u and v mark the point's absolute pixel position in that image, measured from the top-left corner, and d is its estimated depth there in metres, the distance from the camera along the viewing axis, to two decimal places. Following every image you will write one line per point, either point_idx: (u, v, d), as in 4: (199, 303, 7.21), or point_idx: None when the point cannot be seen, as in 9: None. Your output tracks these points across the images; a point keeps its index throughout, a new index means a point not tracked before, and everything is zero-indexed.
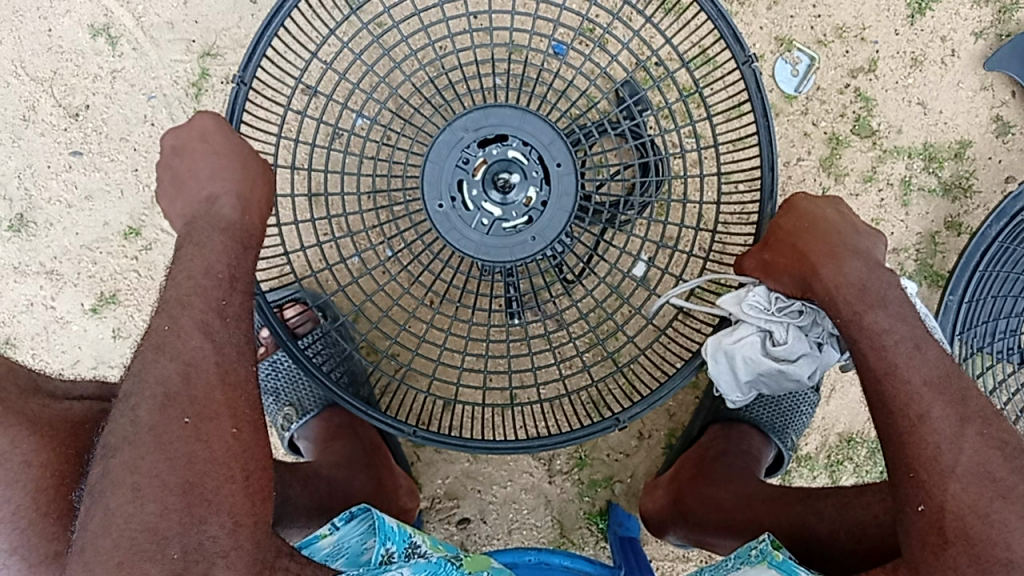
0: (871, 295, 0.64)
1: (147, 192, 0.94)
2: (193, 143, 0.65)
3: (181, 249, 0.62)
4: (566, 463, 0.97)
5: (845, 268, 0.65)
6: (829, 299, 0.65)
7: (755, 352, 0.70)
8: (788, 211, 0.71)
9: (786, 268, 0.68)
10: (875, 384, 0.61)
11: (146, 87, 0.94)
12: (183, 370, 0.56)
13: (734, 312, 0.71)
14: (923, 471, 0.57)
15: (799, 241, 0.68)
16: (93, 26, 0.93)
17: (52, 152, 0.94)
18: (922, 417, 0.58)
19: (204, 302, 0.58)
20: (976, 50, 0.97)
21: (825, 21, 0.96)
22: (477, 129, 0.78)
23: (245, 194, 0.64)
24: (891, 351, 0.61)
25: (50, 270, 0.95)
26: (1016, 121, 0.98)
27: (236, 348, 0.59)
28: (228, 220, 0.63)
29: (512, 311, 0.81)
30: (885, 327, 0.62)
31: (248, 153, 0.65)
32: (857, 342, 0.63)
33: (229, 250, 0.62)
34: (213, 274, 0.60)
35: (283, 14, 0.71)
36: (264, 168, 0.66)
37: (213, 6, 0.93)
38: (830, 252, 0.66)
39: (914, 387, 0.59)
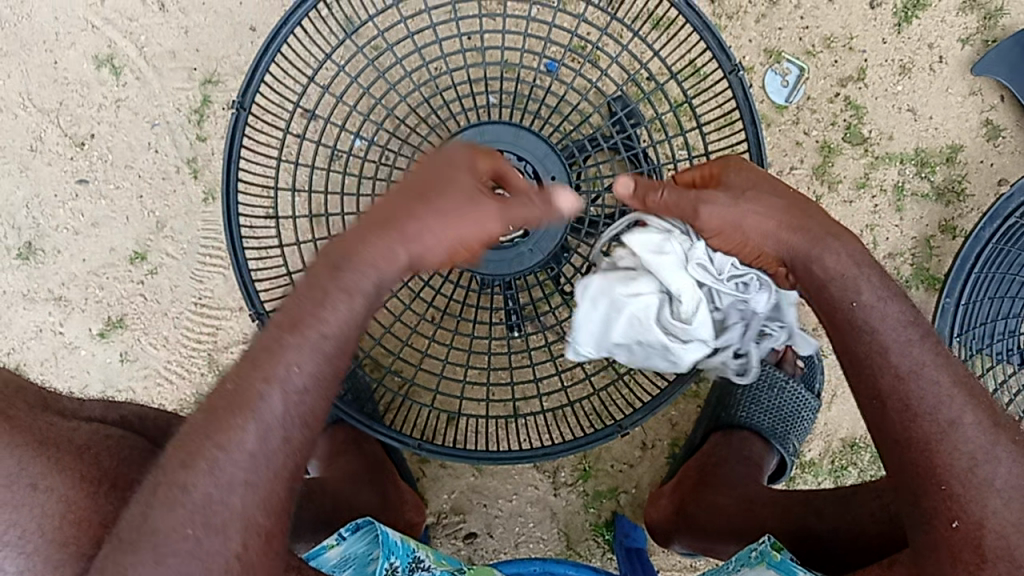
0: (890, 283, 0.57)
1: (152, 218, 0.96)
2: (439, 159, 0.60)
3: (311, 280, 0.56)
4: (570, 475, 0.98)
5: (854, 246, 0.58)
6: (843, 279, 0.57)
7: (648, 309, 0.66)
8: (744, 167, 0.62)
9: (769, 234, 0.59)
10: (895, 385, 0.55)
11: (150, 115, 0.96)
12: (215, 458, 0.50)
13: (653, 256, 0.65)
14: (957, 484, 0.53)
15: (792, 207, 0.59)
16: (97, 57, 0.95)
17: (59, 181, 0.96)
18: (953, 424, 0.54)
19: (270, 371, 0.53)
20: (964, 56, 0.98)
21: (814, 32, 0.98)
22: (472, 146, 0.80)
23: (397, 241, 0.56)
24: (914, 348, 0.56)
25: (59, 296, 0.96)
26: (1006, 124, 0.99)
27: (283, 434, 0.52)
28: (354, 266, 0.55)
29: (513, 324, 0.82)
30: (908, 320, 0.56)
31: (452, 199, 0.57)
32: (876, 337, 0.56)
33: (336, 311, 0.54)
34: (301, 332, 0.54)
35: (279, 43, 0.74)
36: (449, 221, 0.57)
37: (213, 35, 0.95)
38: (833, 226, 0.59)
39: (943, 388, 0.55)
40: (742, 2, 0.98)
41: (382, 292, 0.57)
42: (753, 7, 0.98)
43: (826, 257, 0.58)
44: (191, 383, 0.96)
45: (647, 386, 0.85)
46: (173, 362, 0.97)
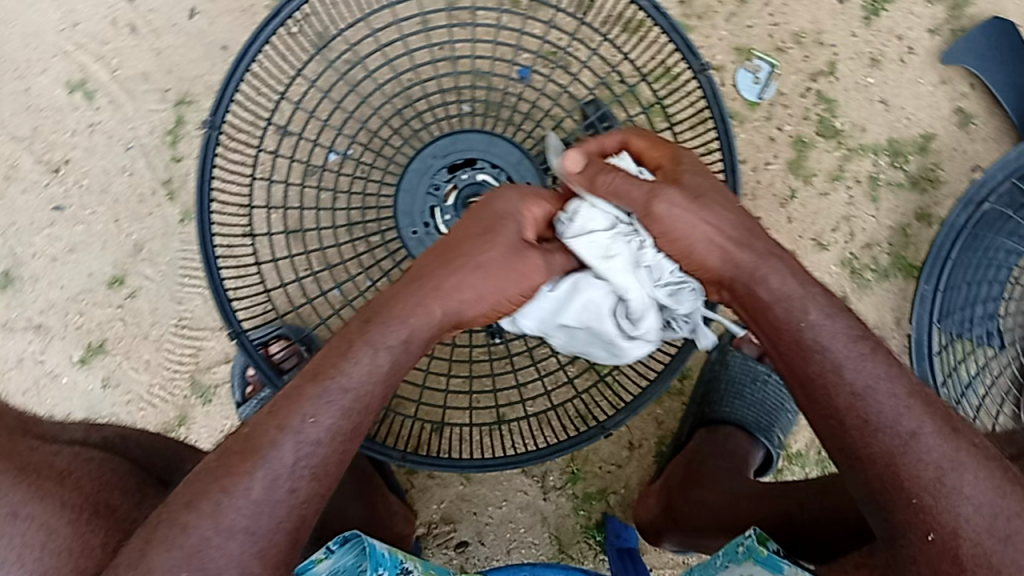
0: (833, 300, 0.59)
1: (130, 241, 0.96)
2: (481, 212, 0.65)
3: (344, 339, 0.58)
4: (559, 479, 0.98)
5: (795, 265, 0.60)
6: (788, 301, 0.58)
7: (596, 301, 0.66)
8: (695, 167, 0.65)
9: (713, 247, 0.61)
10: (853, 404, 0.54)
11: (125, 138, 0.96)
12: (219, 500, 0.50)
13: (607, 248, 0.64)
14: (928, 496, 0.50)
15: (735, 222, 0.61)
16: (70, 82, 0.95)
17: (35, 208, 0.96)
18: (914, 435, 0.52)
19: (279, 417, 0.54)
20: (933, 46, 0.99)
21: (783, 28, 0.99)
22: (446, 156, 0.80)
23: (438, 296, 0.61)
24: (872, 359, 0.55)
25: (39, 324, 0.96)
26: (978, 112, 0.99)
27: (289, 485, 0.52)
28: (392, 322, 0.59)
29: (494, 331, 0.82)
30: (857, 333, 0.56)
31: (490, 251, 0.63)
32: (828, 355, 0.56)
33: (363, 367, 0.57)
34: (319, 382, 0.56)
35: (248, 61, 0.74)
36: (490, 274, 0.62)
37: (186, 56, 0.95)
38: (774, 244, 0.61)
39: (897, 399, 0.53)
40: (710, 2, 0.99)
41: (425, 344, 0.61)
42: (722, 7, 0.99)
43: (767, 271, 0.59)
44: (174, 405, 0.95)
45: (628, 384, 0.86)
46: (155, 386, 0.96)
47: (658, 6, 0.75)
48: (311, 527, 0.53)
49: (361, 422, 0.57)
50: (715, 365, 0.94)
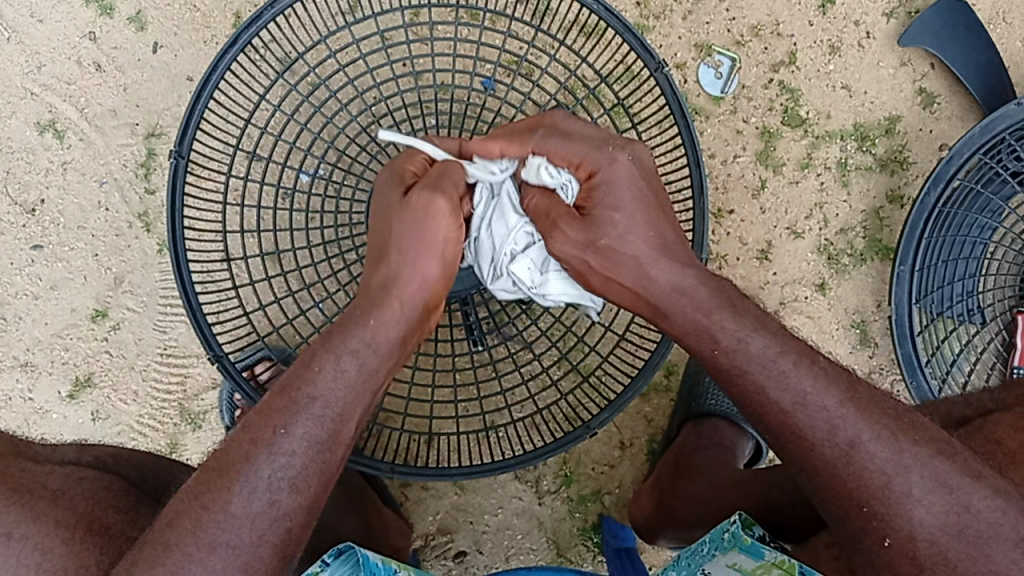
0: (745, 318, 0.57)
1: (110, 275, 0.96)
2: (384, 192, 0.66)
3: (313, 359, 0.58)
4: (553, 483, 0.98)
5: (699, 293, 0.58)
6: (697, 331, 0.58)
7: (484, 247, 0.69)
8: (648, 179, 0.60)
9: (607, 287, 0.61)
10: (785, 421, 0.54)
11: (98, 173, 0.96)
12: (198, 515, 0.52)
13: (515, 216, 0.67)
14: (878, 505, 0.51)
15: (630, 264, 0.59)
16: (40, 122, 0.96)
17: (14, 249, 0.96)
18: (853, 444, 0.53)
19: (254, 431, 0.55)
20: (890, 29, 1.00)
21: (740, 23, 1.00)
22: None
23: (388, 286, 0.61)
24: (794, 378, 0.55)
25: (25, 362, 0.97)
26: (940, 91, 1.01)
27: (267, 498, 0.53)
28: (356, 328, 0.59)
29: (475, 339, 0.82)
30: (775, 352, 0.56)
31: (405, 213, 0.62)
32: (748, 376, 0.56)
33: (337, 380, 0.57)
34: (291, 396, 0.56)
35: (209, 90, 0.75)
36: (422, 235, 0.62)
37: (152, 88, 0.96)
38: (679, 273, 0.58)
39: (832, 412, 0.54)
40: (667, 1, 1.00)
41: (396, 333, 0.60)
42: (679, 5, 1.00)
43: (677, 299, 0.58)
44: (166, 433, 0.96)
45: (612, 383, 0.87)
46: (145, 416, 0.97)
47: (609, 7, 0.76)
48: (301, 539, 0.55)
49: (340, 430, 0.57)
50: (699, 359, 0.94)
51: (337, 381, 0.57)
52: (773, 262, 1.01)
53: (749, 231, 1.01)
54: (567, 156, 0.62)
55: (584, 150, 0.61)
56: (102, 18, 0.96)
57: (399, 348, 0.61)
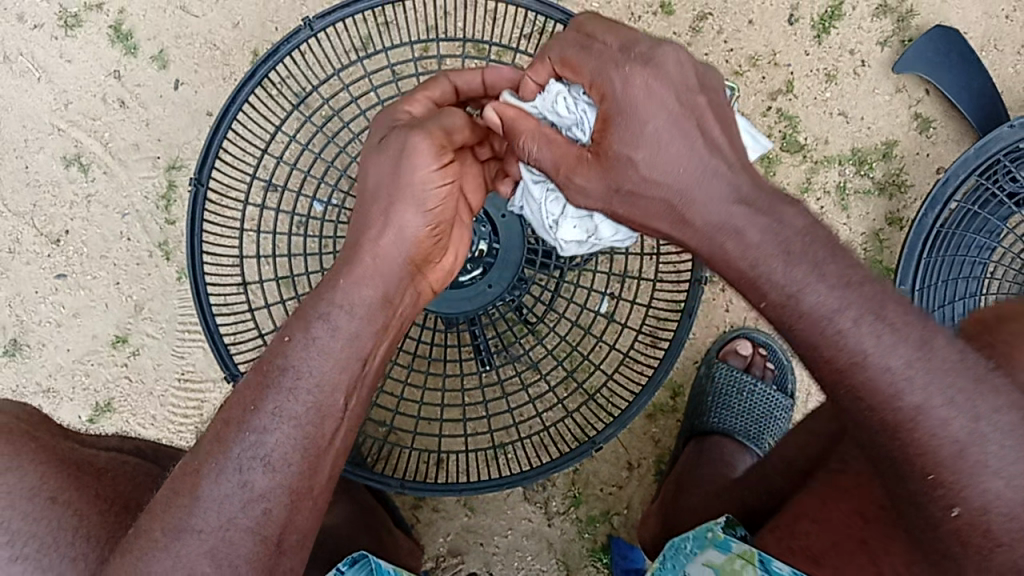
0: (799, 259, 0.50)
1: (131, 302, 1.00)
2: (369, 142, 0.67)
3: (292, 325, 0.61)
4: (562, 504, 0.99)
5: (747, 230, 0.52)
6: (754, 278, 0.51)
7: (533, 223, 0.69)
8: (676, 98, 0.56)
9: (646, 226, 0.58)
10: (838, 380, 0.48)
11: (121, 205, 1.00)
12: (171, 498, 0.54)
13: (536, 190, 0.66)
14: (947, 473, 0.45)
15: (665, 198, 0.55)
16: (66, 157, 1.01)
17: (39, 278, 1.00)
18: (920, 409, 0.45)
19: (226, 419, 0.57)
20: (885, 58, 1.04)
21: (737, 53, 1.04)
22: None
23: (364, 244, 0.63)
24: (851, 337, 0.47)
25: (47, 388, 0.99)
26: (935, 116, 1.03)
27: (241, 480, 0.55)
28: (330, 290, 0.62)
29: (483, 359, 0.85)
30: (831, 307, 0.48)
31: (381, 167, 0.63)
32: (798, 333, 0.50)
33: (310, 348, 0.60)
34: (267, 371, 0.59)
35: (228, 121, 0.79)
36: (395, 188, 0.63)
37: (173, 123, 1.01)
38: (719, 202, 0.53)
39: (895, 374, 0.46)
40: (668, 34, 1.03)
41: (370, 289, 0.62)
42: (679, 38, 1.03)
43: (722, 236, 0.53)
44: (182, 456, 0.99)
45: (623, 395, 0.89)
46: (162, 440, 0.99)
47: None
48: (281, 524, 0.56)
49: (318, 399, 0.59)
50: (702, 379, 0.96)
51: (309, 347, 0.60)
52: None
53: None
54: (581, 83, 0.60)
55: (591, 70, 0.58)
56: (128, 58, 1.01)
57: (377, 307, 0.63)
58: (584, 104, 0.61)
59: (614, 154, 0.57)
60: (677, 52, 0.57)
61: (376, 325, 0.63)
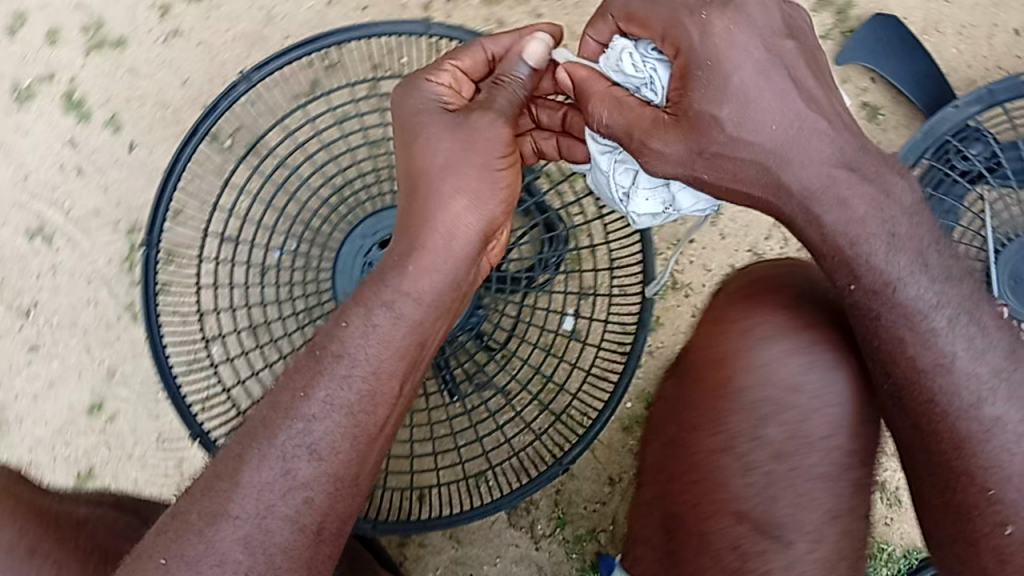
0: (901, 240, 0.62)
1: (103, 367, 1.01)
2: (416, 121, 0.72)
3: (353, 312, 0.68)
4: (547, 526, 0.98)
5: (840, 200, 0.62)
6: (848, 235, 0.62)
7: (602, 192, 0.76)
8: (763, 48, 0.63)
9: (736, 193, 0.65)
10: (925, 381, 0.61)
11: (86, 272, 1.02)
12: (228, 489, 0.63)
13: (607, 165, 0.72)
14: (1008, 491, 0.60)
15: (766, 163, 0.63)
16: (29, 230, 1.02)
17: (13, 352, 1.01)
18: (997, 422, 0.60)
19: (276, 415, 0.65)
20: (827, 51, 1.04)
21: None
22: (373, 235, 0.88)
23: (421, 229, 0.70)
24: (945, 344, 0.61)
25: (30, 460, 1.00)
26: (883, 103, 1.04)
27: (288, 467, 0.63)
28: (405, 275, 0.69)
29: (451, 390, 0.85)
30: (937, 301, 0.61)
31: (438, 151, 0.70)
32: (880, 316, 0.62)
33: (395, 325, 0.68)
34: (341, 355, 0.67)
35: (175, 179, 0.81)
36: (450, 173, 0.70)
37: (131, 187, 1.02)
38: (811, 158, 0.62)
39: (984, 381, 0.61)
40: None
41: (438, 270, 0.69)
42: None
43: (822, 196, 0.62)
44: None
45: (588, 402, 0.92)
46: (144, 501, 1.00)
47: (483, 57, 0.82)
48: (326, 508, 0.64)
49: (375, 386, 0.67)
50: None
51: (367, 334, 0.67)
52: None
53: (712, 257, 1.01)
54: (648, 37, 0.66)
55: (664, 22, 0.64)
56: (81, 126, 1.03)
57: (442, 290, 0.69)
58: (654, 63, 0.66)
59: (695, 111, 0.63)
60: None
61: (440, 307, 0.70)
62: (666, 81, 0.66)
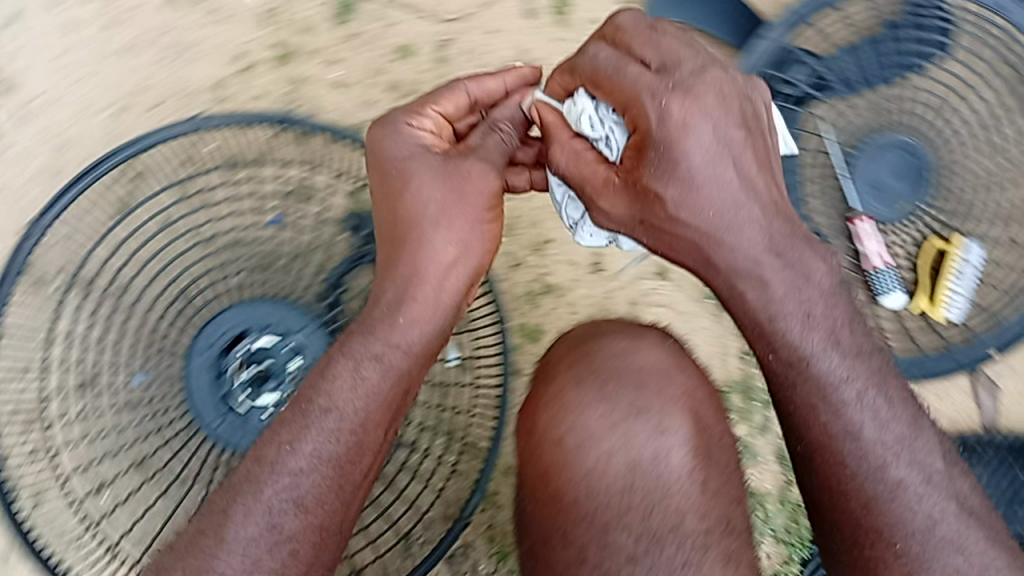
0: (825, 321, 0.65)
1: None
2: (406, 162, 0.72)
3: (339, 362, 0.69)
4: (490, 564, 0.97)
5: (779, 274, 0.65)
6: (770, 309, 0.65)
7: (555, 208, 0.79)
8: (716, 137, 0.63)
9: (677, 254, 0.67)
10: (828, 439, 0.64)
11: None
12: (216, 539, 0.63)
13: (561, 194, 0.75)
14: (914, 545, 0.61)
15: (702, 241, 0.65)
16: None
17: None
18: (899, 484, 0.63)
19: (268, 468, 0.66)
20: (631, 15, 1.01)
21: (488, 66, 1.01)
22: (216, 341, 0.84)
23: (407, 283, 0.71)
24: (851, 413, 0.63)
25: None
26: None
27: (272, 522, 0.64)
28: (393, 346, 0.70)
29: None
30: (844, 377, 0.64)
31: (434, 192, 0.71)
32: (808, 381, 0.64)
33: (380, 405, 0.69)
34: (349, 426, 0.67)
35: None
36: (435, 219, 0.71)
37: None
38: (746, 242, 0.64)
39: (887, 449, 0.63)
40: (417, 78, 1.00)
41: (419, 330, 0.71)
42: (428, 75, 1.00)
43: (749, 267, 0.65)
44: None
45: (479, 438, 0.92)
46: None
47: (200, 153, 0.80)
48: (310, 558, 0.65)
49: (360, 438, 0.67)
50: None
51: (356, 386, 0.68)
52: (608, 269, 1.00)
53: (573, 251, 1.00)
54: (611, 105, 0.67)
55: (630, 87, 0.65)
56: None
57: (426, 343, 0.71)
58: (610, 126, 0.68)
59: (645, 185, 0.64)
60: (720, 80, 0.65)
61: (429, 357, 0.71)
62: (622, 140, 0.68)
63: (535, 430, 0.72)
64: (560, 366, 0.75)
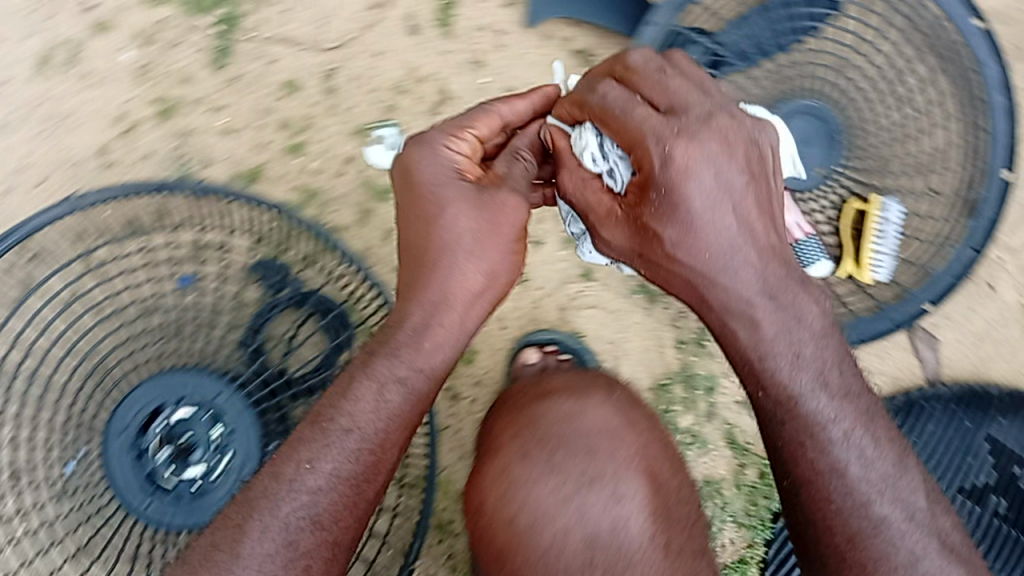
0: (821, 364, 0.62)
1: None
2: (434, 174, 0.66)
3: (361, 385, 0.65)
4: None
5: (772, 323, 0.62)
6: (758, 349, 0.62)
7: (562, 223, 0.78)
8: (723, 179, 0.60)
9: (668, 284, 0.64)
10: (807, 471, 0.61)
11: None
12: (233, 548, 0.61)
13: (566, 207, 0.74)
14: None
15: (696, 281, 0.62)
16: None
17: None
18: (881, 521, 0.60)
19: (294, 482, 0.63)
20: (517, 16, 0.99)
21: (379, 89, 0.97)
22: (130, 422, 0.80)
23: (429, 317, 0.66)
24: (833, 450, 0.61)
25: None
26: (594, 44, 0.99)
27: (288, 539, 0.61)
28: (416, 386, 0.66)
29: None
30: (833, 416, 0.61)
31: (455, 223, 0.65)
32: (798, 421, 0.62)
33: (397, 456, 0.65)
34: (380, 467, 0.64)
35: None
36: (454, 250, 0.66)
37: None
38: (741, 292, 0.62)
39: (869, 486, 0.61)
40: (308, 112, 0.97)
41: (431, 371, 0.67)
42: (319, 108, 0.97)
43: (740, 309, 0.62)
44: None
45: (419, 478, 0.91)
46: None
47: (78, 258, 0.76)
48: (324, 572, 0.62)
49: (378, 457, 0.64)
50: None
51: (379, 412, 0.65)
52: (532, 279, 0.98)
53: None
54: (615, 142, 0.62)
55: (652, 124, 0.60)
56: None
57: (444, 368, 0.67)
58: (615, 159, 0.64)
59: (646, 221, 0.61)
60: (728, 127, 0.60)
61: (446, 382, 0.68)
62: (626, 174, 0.64)
63: (485, 509, 0.74)
64: (504, 441, 0.77)
